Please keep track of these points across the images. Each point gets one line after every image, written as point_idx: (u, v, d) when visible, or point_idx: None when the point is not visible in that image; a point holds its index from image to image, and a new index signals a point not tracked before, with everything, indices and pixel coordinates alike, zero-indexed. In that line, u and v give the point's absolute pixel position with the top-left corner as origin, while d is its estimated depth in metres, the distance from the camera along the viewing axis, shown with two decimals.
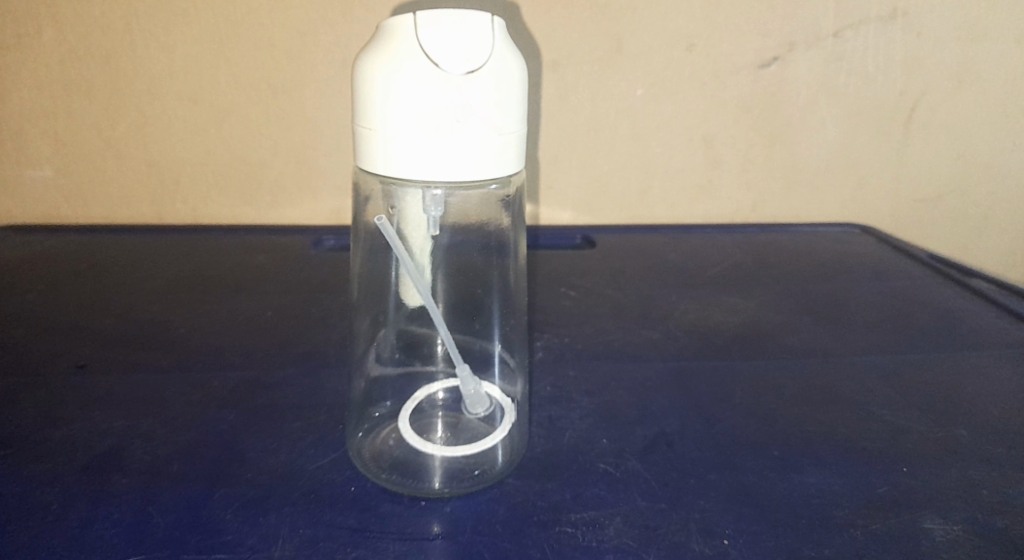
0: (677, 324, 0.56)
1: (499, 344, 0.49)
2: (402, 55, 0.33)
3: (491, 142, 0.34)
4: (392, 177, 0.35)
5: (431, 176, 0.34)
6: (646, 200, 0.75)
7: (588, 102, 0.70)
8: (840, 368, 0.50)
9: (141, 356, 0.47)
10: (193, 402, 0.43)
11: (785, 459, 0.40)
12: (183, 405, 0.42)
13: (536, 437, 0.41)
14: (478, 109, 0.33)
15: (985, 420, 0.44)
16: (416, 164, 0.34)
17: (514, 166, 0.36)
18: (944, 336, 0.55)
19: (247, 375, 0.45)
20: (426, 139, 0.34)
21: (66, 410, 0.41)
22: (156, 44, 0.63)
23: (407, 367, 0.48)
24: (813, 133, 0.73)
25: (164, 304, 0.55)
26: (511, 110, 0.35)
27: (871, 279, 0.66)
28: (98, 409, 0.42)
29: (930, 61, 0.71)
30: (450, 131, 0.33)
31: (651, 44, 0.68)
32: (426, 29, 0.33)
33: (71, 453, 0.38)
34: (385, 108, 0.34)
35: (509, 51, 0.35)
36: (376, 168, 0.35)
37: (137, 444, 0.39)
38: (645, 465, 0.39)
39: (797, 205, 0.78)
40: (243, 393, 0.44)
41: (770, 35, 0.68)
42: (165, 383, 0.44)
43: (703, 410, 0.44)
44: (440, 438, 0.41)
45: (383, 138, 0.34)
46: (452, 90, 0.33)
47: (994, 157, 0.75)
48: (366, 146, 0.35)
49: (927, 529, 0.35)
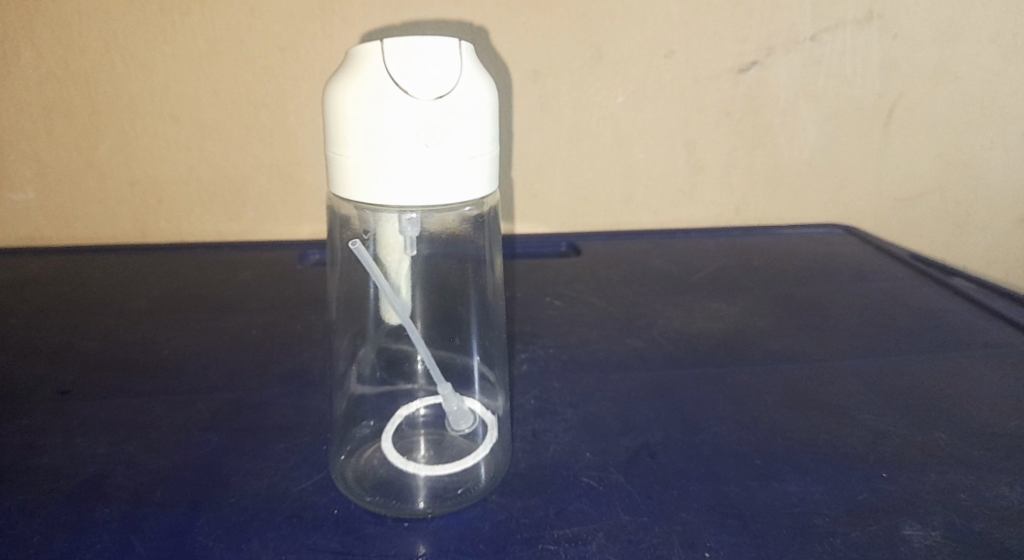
0: (661, 331, 0.57)
1: (481, 358, 0.49)
2: (372, 81, 0.33)
3: (463, 165, 0.35)
4: (367, 202, 0.35)
5: (406, 201, 0.34)
6: (630, 206, 0.75)
7: (569, 111, 0.70)
8: (823, 373, 0.50)
9: (126, 379, 0.47)
10: (178, 424, 0.43)
11: (767, 467, 0.40)
12: (168, 428, 0.43)
13: (519, 451, 0.41)
14: (448, 132, 0.34)
15: (967, 422, 0.45)
16: (389, 189, 0.34)
17: (488, 187, 0.36)
18: (926, 337, 0.56)
19: (234, 395, 0.46)
20: (401, 163, 0.34)
21: (50, 437, 0.41)
22: (135, 64, 0.63)
23: (390, 385, 0.48)
24: (793, 136, 0.74)
25: (149, 324, 0.55)
26: (484, 131, 0.35)
27: (854, 281, 0.67)
28: (82, 435, 0.42)
29: (907, 62, 0.71)
30: (421, 155, 0.34)
31: (630, 52, 0.68)
32: (395, 56, 0.33)
33: (55, 481, 0.38)
34: (356, 134, 0.34)
35: (479, 73, 0.35)
36: (349, 193, 0.35)
37: (121, 469, 0.39)
38: (628, 477, 0.39)
39: (780, 208, 0.78)
40: (229, 413, 0.44)
41: (748, 40, 0.69)
42: (151, 406, 0.44)
43: (687, 419, 0.45)
44: (424, 457, 0.41)
45: (355, 164, 0.34)
46: (423, 115, 0.33)
47: (974, 156, 0.76)
48: (339, 171, 0.35)
49: (906, 535, 0.36)
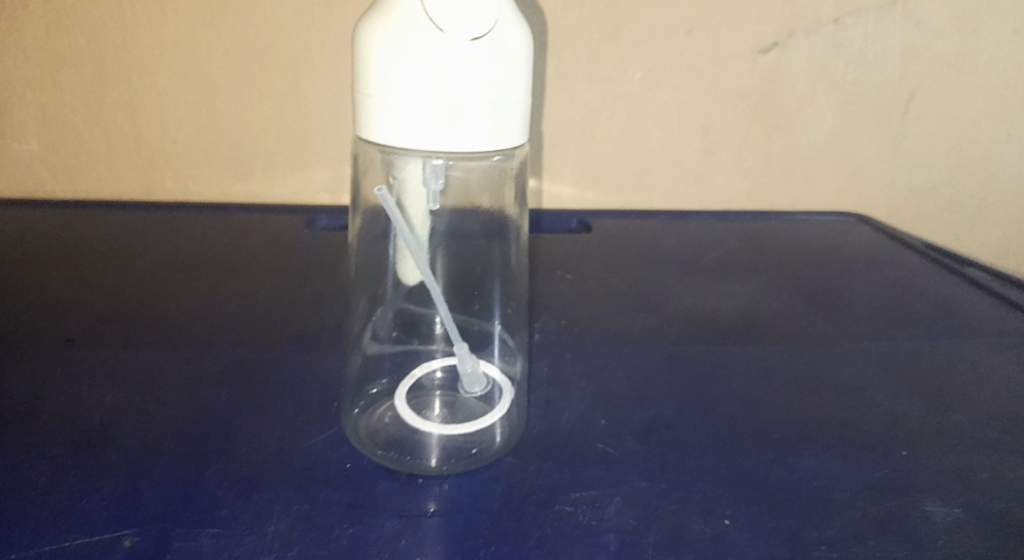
0: (673, 310, 0.56)
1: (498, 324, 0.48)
2: (408, 20, 0.33)
3: (497, 111, 0.34)
4: (392, 146, 0.35)
5: (432, 146, 0.34)
6: (643, 186, 0.75)
7: (586, 85, 0.69)
8: (837, 354, 0.50)
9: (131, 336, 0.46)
10: (186, 383, 0.41)
11: (783, 442, 0.40)
12: (175, 385, 0.41)
13: (535, 414, 0.41)
14: (485, 76, 0.33)
15: (984, 406, 0.44)
16: (421, 134, 0.34)
17: (518, 136, 0.36)
18: (941, 323, 0.55)
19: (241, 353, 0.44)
20: (430, 108, 0.33)
21: (51, 395, 0.40)
22: (147, 18, 0.62)
23: (405, 346, 0.47)
24: (810, 122, 0.73)
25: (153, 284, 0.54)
26: (518, 78, 0.34)
27: (867, 269, 0.66)
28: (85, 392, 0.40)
29: (929, 50, 0.71)
30: (456, 102, 0.33)
31: (651, 28, 0.67)
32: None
33: (57, 440, 0.37)
34: (390, 74, 0.33)
35: (514, 19, 0.35)
36: (378, 136, 0.35)
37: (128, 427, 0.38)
38: (644, 447, 0.39)
39: (793, 194, 0.78)
40: (240, 373, 0.43)
41: (770, 21, 0.68)
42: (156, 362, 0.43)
43: (701, 394, 0.44)
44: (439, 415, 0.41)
45: (387, 106, 0.34)
46: (457, 60, 0.33)
47: (990, 148, 0.76)
48: (368, 113, 0.35)
49: (927, 512, 0.35)
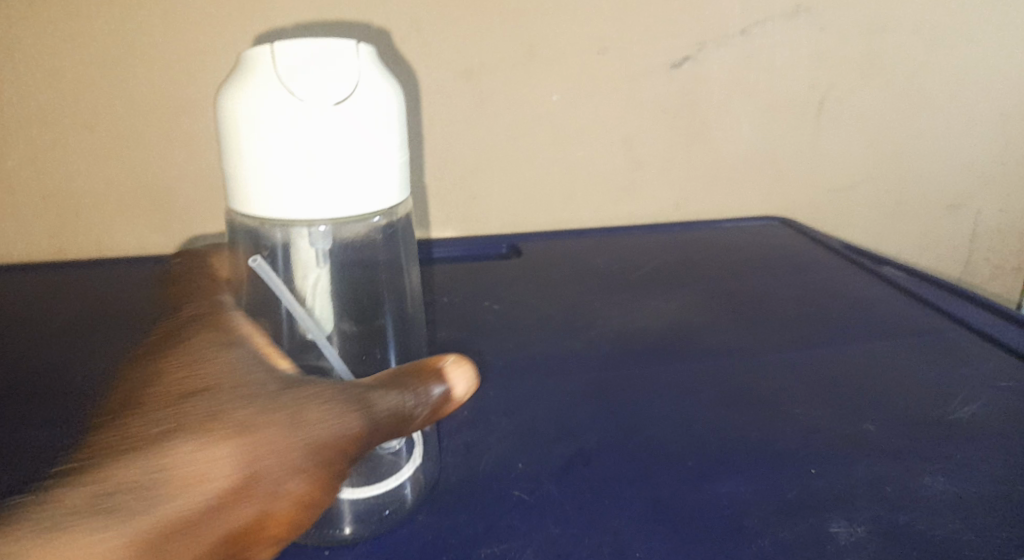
0: (598, 332, 0.57)
1: None
2: (264, 91, 0.32)
3: (369, 173, 0.34)
4: (266, 218, 0.34)
5: (306, 215, 0.33)
6: (569, 205, 0.76)
7: (504, 110, 0.69)
8: (756, 367, 0.51)
9: (157, 346, 0.35)
10: (378, 430, 0.33)
11: (699, 468, 0.40)
12: (367, 436, 0.33)
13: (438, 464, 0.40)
14: (350, 139, 0.33)
15: (896, 411, 0.45)
16: (292, 204, 0.33)
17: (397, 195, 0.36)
18: (858, 326, 0.57)
19: (441, 374, 0.35)
20: (298, 177, 0.33)
21: (148, 457, 0.29)
22: (48, 72, 0.60)
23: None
24: (728, 131, 0.74)
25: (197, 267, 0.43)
26: (386, 137, 0.34)
27: (790, 275, 0.67)
28: (224, 447, 0.30)
29: (837, 53, 0.72)
30: (324, 168, 0.33)
31: (563, 50, 0.68)
32: (288, 64, 0.32)
33: (97, 557, 0.27)
34: (253, 148, 0.33)
35: (379, 77, 0.34)
36: (251, 210, 0.34)
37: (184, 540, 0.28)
38: (561, 487, 0.39)
39: (718, 201, 0.79)
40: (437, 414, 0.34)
41: (680, 36, 0.69)
42: (323, 392, 0.33)
43: (621, 422, 0.45)
44: (448, 380, 0.35)
45: (255, 180, 0.33)
46: (321, 126, 0.32)
47: (902, 143, 0.78)
48: (238, 187, 0.34)
49: (833, 533, 0.36)
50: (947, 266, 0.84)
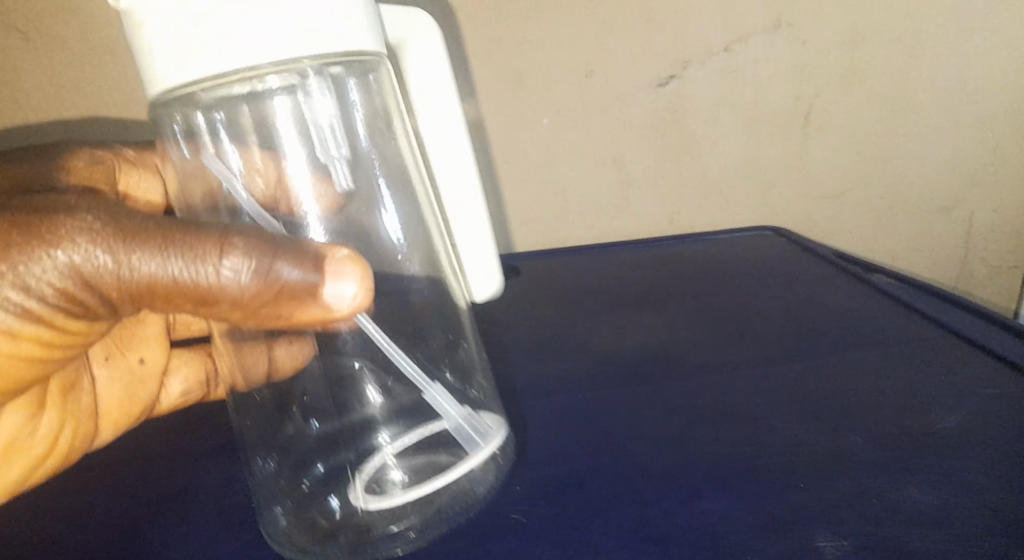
0: (594, 351, 0.58)
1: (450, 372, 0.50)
2: None
3: (280, 4, 0.37)
4: (182, 82, 0.37)
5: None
6: (565, 222, 0.78)
7: (497, 134, 0.72)
8: (748, 380, 0.52)
9: (75, 167, 0.49)
10: (207, 297, 0.38)
11: (690, 486, 0.42)
12: (203, 301, 0.39)
13: (490, 471, 0.44)
14: (248, 10, 0.36)
15: (886, 425, 0.46)
16: (201, 61, 0.36)
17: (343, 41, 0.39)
18: (849, 337, 0.58)
19: (291, 255, 0.38)
20: (205, 48, 0.36)
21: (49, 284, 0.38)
22: None
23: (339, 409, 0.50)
24: (717, 145, 0.76)
25: (120, 161, 0.54)
26: None
27: (779, 286, 0.69)
28: (86, 234, 0.38)
29: (819, 64, 0.73)
30: (228, 37, 0.36)
31: (550, 75, 0.70)
32: (270, 17, 0.36)
33: None
34: None
35: None
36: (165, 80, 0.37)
37: (8, 366, 0.43)
38: (556, 509, 0.41)
39: (711, 214, 0.81)
40: (281, 291, 0.38)
41: (663, 56, 0.71)
42: (110, 232, 0.38)
43: (616, 441, 0.46)
44: (308, 270, 0.38)
45: (164, 50, 0.37)
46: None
47: (893, 150, 0.77)
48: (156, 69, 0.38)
49: (819, 547, 0.37)
50: (947, 277, 0.83)
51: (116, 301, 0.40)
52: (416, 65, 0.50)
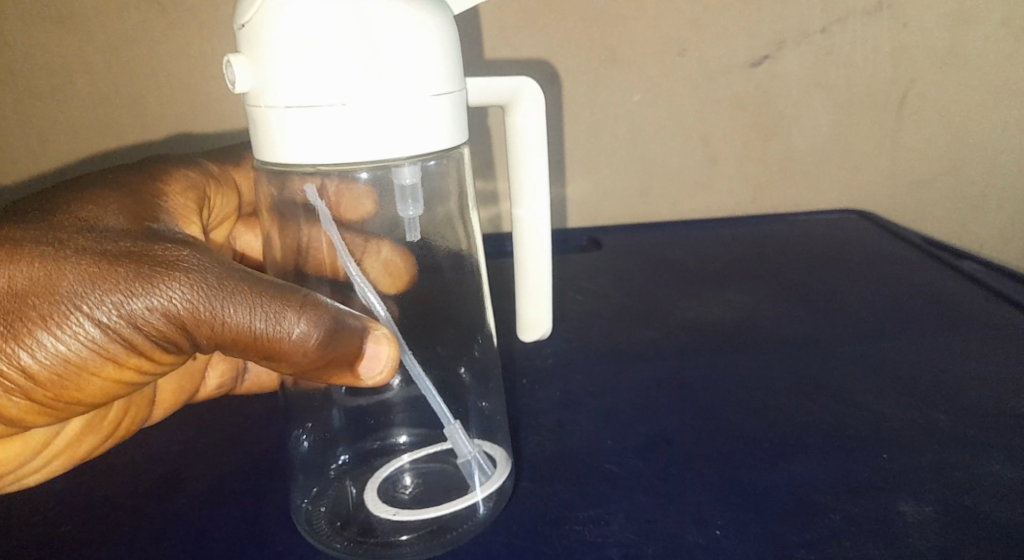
0: (676, 323, 0.60)
1: (472, 375, 0.48)
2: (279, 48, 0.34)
3: (404, 95, 0.35)
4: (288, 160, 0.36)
5: (316, 157, 0.35)
6: (648, 198, 0.79)
7: (588, 109, 0.73)
8: (829, 358, 0.54)
9: (173, 196, 0.47)
10: (271, 353, 0.39)
11: (775, 450, 0.44)
12: (265, 354, 0.39)
13: (491, 503, 0.40)
14: (360, 97, 0.34)
15: (967, 405, 0.47)
16: (309, 145, 0.35)
17: (450, 133, 0.37)
18: (933, 319, 0.58)
19: (349, 323, 0.39)
20: (313, 127, 0.35)
21: (112, 306, 0.39)
22: (182, 84, 0.67)
23: (365, 413, 0.48)
24: (806, 126, 0.76)
25: (208, 180, 0.53)
26: (423, 35, 0.35)
27: (865, 267, 0.69)
28: (171, 282, 0.39)
29: (917, 48, 0.73)
30: (340, 121, 0.34)
31: (644, 51, 0.71)
32: (352, 22, 0.33)
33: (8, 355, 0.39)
34: (268, 51, 0.34)
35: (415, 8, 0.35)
36: (272, 149, 0.36)
37: (106, 386, 0.42)
38: (646, 463, 0.43)
39: (795, 196, 0.81)
40: (339, 362, 0.39)
41: (758, 35, 0.71)
42: (214, 282, 0.39)
43: (700, 408, 0.48)
44: (363, 339, 0.39)
45: (275, 124, 0.35)
46: (368, 96, 0.34)
47: (987, 137, 0.76)
48: (263, 132, 0.36)
49: (902, 512, 0.39)
50: None
51: (183, 342, 0.41)
52: (528, 123, 0.44)
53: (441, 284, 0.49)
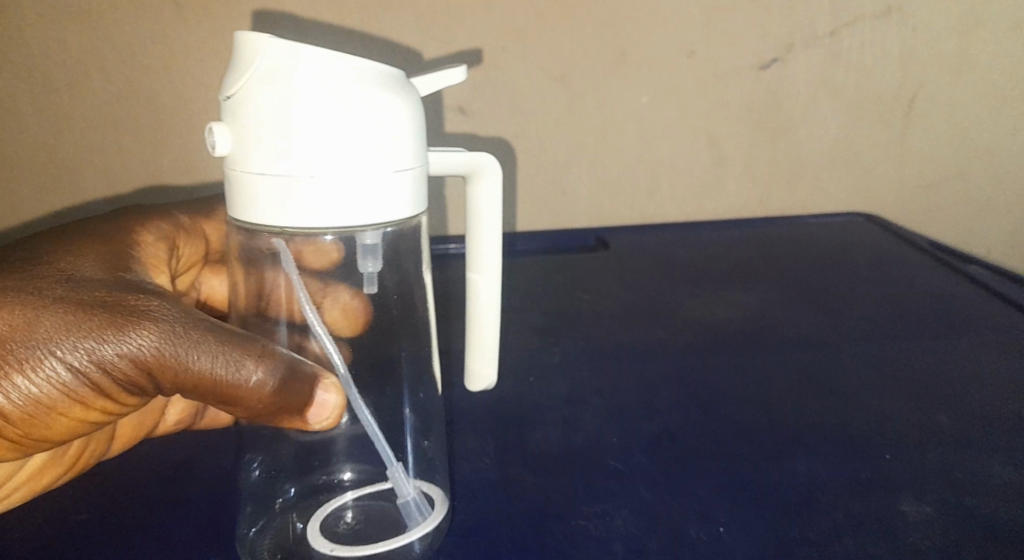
0: (682, 323, 0.61)
1: (415, 415, 0.47)
2: (266, 124, 0.35)
3: (377, 178, 0.36)
4: (260, 225, 0.37)
5: (291, 222, 0.36)
6: (655, 199, 0.79)
7: (597, 109, 0.73)
8: (834, 359, 0.54)
9: (144, 245, 0.47)
10: (227, 399, 0.39)
11: (778, 448, 0.44)
12: (222, 399, 0.40)
13: (425, 543, 0.39)
14: (337, 177, 0.35)
15: (969, 405, 0.48)
16: (282, 213, 0.36)
17: (411, 210, 0.38)
18: (937, 321, 0.59)
19: (304, 370, 0.40)
20: (288, 198, 0.36)
21: (79, 351, 0.39)
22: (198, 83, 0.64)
23: (309, 451, 0.48)
24: (815, 128, 0.76)
25: (176, 229, 0.51)
26: (401, 129, 0.37)
27: (871, 270, 0.70)
28: (145, 329, 0.39)
29: (925, 52, 0.73)
30: (313, 196, 0.36)
31: (653, 53, 0.72)
32: (349, 102, 0.35)
33: None
34: (255, 124, 0.35)
35: (397, 101, 0.37)
36: (244, 213, 0.37)
37: (74, 427, 0.42)
38: (650, 459, 0.44)
39: (802, 198, 0.81)
40: (291, 410, 0.40)
41: (768, 38, 0.72)
42: (183, 330, 0.39)
43: (705, 407, 0.49)
44: (314, 391, 0.40)
45: (252, 190, 0.36)
46: (367, 167, 0.36)
47: (995, 142, 0.77)
48: (237, 194, 0.37)
49: (902, 510, 0.39)
50: None
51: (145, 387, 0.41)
52: (487, 194, 0.44)
53: (393, 329, 0.48)
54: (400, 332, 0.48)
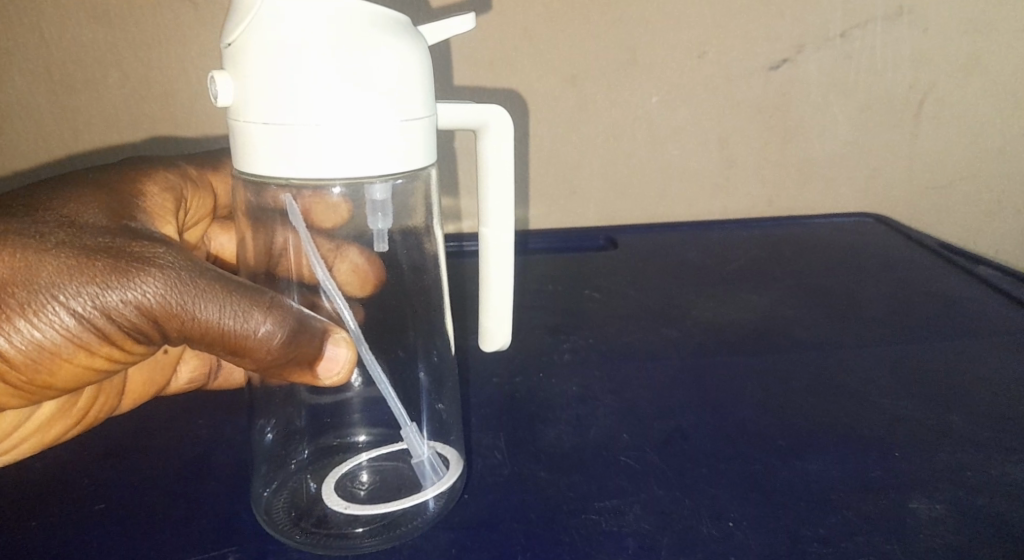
0: (693, 323, 0.61)
1: (428, 378, 0.48)
2: (269, 74, 0.34)
3: (385, 126, 0.36)
4: (265, 176, 0.36)
5: (295, 172, 0.36)
6: (665, 199, 0.79)
7: (608, 109, 0.74)
8: (846, 359, 0.54)
9: (149, 195, 0.47)
10: (235, 349, 0.40)
11: (789, 447, 0.45)
12: (230, 349, 0.40)
13: (440, 502, 0.41)
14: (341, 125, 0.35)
15: (982, 406, 0.48)
16: (287, 162, 0.35)
17: (421, 158, 0.38)
18: (949, 323, 0.59)
19: (313, 324, 0.40)
20: (293, 147, 0.35)
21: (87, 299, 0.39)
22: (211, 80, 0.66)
23: (322, 413, 0.49)
24: (826, 129, 0.76)
25: (183, 185, 0.52)
26: (406, 77, 0.36)
27: (881, 271, 0.70)
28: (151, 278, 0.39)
29: (937, 53, 0.73)
30: (319, 145, 0.35)
31: (665, 53, 0.72)
32: (343, 50, 0.34)
33: None
34: (256, 74, 0.35)
35: (401, 47, 0.36)
36: (250, 164, 0.37)
37: (77, 374, 0.42)
38: (662, 457, 0.44)
39: (813, 199, 0.81)
40: (299, 362, 0.40)
41: (780, 39, 0.72)
42: (189, 279, 0.39)
43: (717, 406, 0.49)
44: (322, 342, 0.40)
45: (256, 141, 0.36)
46: (357, 115, 0.35)
47: (1007, 143, 0.77)
48: (242, 144, 0.37)
49: (915, 509, 0.39)
50: None
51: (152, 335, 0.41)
52: (497, 152, 0.44)
53: (402, 288, 0.49)
54: (410, 294, 0.49)
